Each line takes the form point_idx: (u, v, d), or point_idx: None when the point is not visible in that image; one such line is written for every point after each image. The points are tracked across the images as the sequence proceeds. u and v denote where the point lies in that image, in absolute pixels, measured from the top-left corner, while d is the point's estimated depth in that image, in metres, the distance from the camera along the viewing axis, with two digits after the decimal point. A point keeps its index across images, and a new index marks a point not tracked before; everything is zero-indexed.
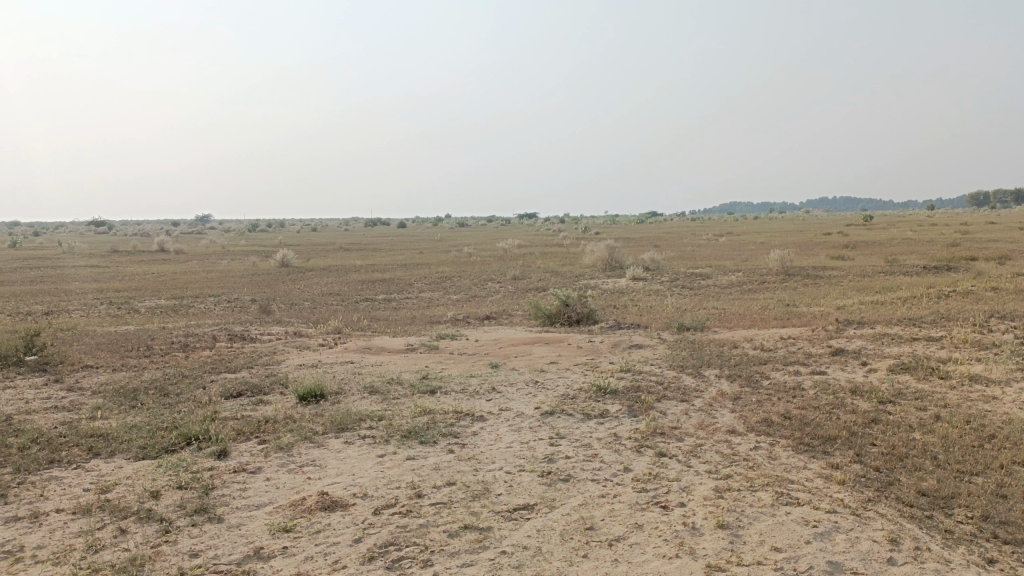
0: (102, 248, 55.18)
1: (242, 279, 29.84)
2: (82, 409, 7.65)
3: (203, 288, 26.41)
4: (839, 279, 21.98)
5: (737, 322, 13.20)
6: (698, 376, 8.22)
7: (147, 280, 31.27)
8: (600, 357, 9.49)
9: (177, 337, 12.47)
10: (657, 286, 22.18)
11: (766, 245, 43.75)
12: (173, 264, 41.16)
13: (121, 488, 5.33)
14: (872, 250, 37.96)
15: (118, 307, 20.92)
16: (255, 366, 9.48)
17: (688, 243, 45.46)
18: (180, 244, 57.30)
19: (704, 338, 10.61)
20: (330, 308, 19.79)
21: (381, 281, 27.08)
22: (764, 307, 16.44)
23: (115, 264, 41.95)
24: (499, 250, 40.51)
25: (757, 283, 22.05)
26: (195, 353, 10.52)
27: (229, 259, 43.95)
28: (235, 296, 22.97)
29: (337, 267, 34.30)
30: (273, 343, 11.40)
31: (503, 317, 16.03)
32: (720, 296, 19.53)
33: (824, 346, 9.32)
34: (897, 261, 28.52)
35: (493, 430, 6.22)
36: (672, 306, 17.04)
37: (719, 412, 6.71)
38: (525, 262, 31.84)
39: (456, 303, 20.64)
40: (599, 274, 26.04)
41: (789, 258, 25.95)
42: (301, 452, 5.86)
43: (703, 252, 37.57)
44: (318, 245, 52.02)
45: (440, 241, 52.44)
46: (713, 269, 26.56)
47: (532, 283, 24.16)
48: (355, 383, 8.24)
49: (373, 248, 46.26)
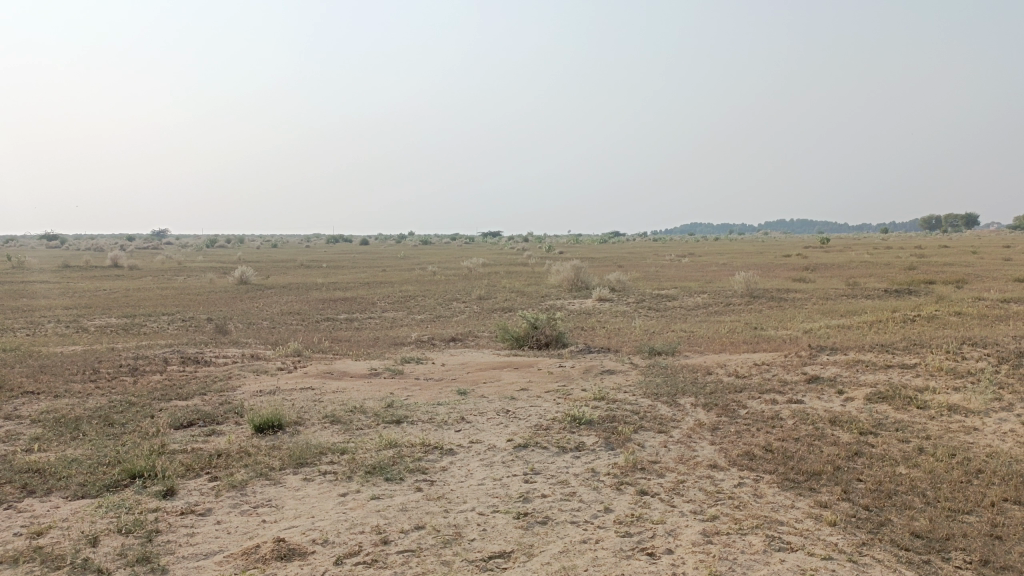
0: (53, 263, 53.51)
1: (198, 296, 28.99)
2: (18, 439, 7.08)
3: (157, 305, 25.54)
4: (803, 302, 22.09)
5: (708, 346, 13.05)
6: (674, 404, 7.97)
7: (99, 297, 30.20)
8: (572, 383, 9.20)
9: (126, 360, 11.85)
10: (624, 308, 22.05)
11: (729, 266, 44.14)
12: (126, 280, 39.96)
13: (55, 532, 4.84)
14: (833, 272, 38.49)
15: (65, 326, 20.04)
16: (209, 392, 8.97)
17: (652, 264, 45.69)
18: (135, 260, 55.86)
19: (676, 364, 10.40)
20: (290, 328, 19.21)
21: (343, 300, 26.55)
22: (732, 330, 16.37)
23: (65, 280, 40.55)
24: (463, 268, 40.16)
25: (723, 305, 22.06)
26: (145, 378, 9.97)
27: (185, 276, 42.83)
28: (190, 314, 22.21)
29: (297, 285, 33.60)
30: (230, 366, 10.88)
31: (469, 339, 15.69)
32: (687, 318, 19.45)
33: (800, 374, 9.17)
34: (858, 283, 28.91)
35: (463, 465, 5.87)
36: (639, 329, 16.87)
37: (699, 445, 6.45)
38: (490, 281, 31.54)
39: (420, 323, 20.23)
40: (564, 294, 25.86)
41: (753, 279, 26.10)
42: (257, 491, 5.42)
43: (667, 273, 37.73)
44: (279, 262, 51.13)
45: (403, 258, 51.91)
46: (679, 291, 26.56)
47: (498, 304, 23.86)
48: (315, 412, 7.81)
49: (335, 266, 45.57)
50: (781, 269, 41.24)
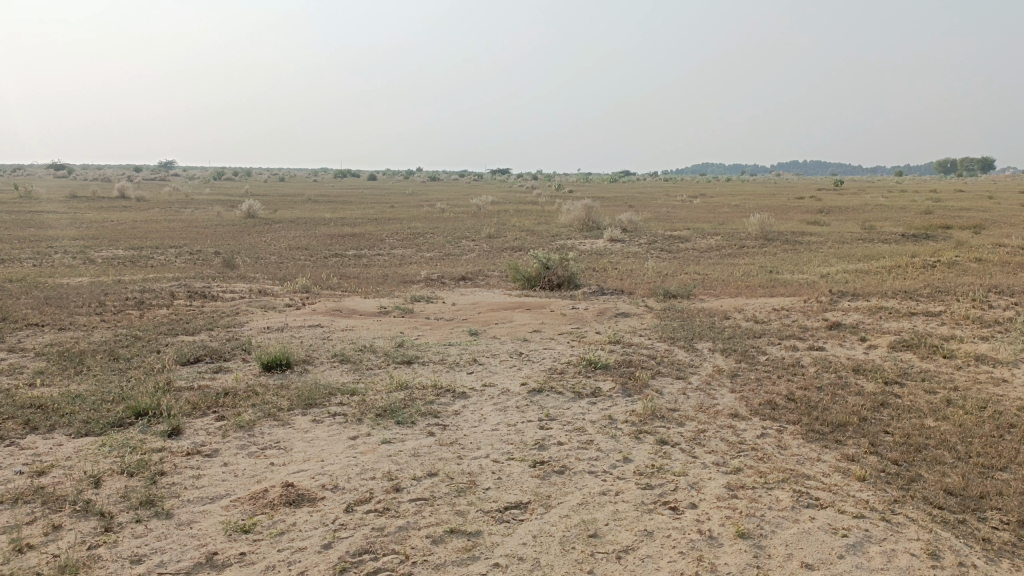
0: (60, 193, 53.21)
1: (205, 230, 28.74)
2: (22, 373, 6.93)
3: (164, 238, 25.30)
4: (819, 245, 21.74)
5: (723, 289, 12.80)
6: (691, 349, 7.76)
7: (106, 228, 29.97)
8: (586, 326, 8.99)
9: (133, 293, 11.69)
10: (636, 249, 21.73)
11: (741, 208, 43.56)
12: (134, 212, 39.72)
13: (57, 472, 4.70)
14: (847, 215, 37.94)
15: (72, 257, 19.89)
16: (215, 328, 8.80)
17: (663, 204, 45.12)
18: (143, 191, 55.53)
19: (692, 308, 10.16)
20: (298, 263, 19.00)
21: (351, 236, 26.29)
22: (746, 273, 16.10)
23: (72, 211, 40.33)
24: (472, 205, 39.72)
25: (737, 248, 21.72)
26: (151, 312, 9.79)
27: (192, 208, 42.51)
28: (198, 248, 22.00)
29: (305, 220, 33.32)
30: (237, 301, 10.70)
31: (479, 277, 15.47)
32: (700, 260, 19.16)
33: (820, 320, 8.93)
34: (874, 227, 28.46)
35: (477, 409, 5.69)
36: (652, 270, 16.60)
37: (719, 393, 6.25)
38: (500, 219, 31.16)
39: (430, 261, 20.00)
40: (575, 234, 25.52)
41: (768, 222, 25.68)
42: (264, 432, 5.26)
43: (679, 214, 37.23)
44: (286, 196, 50.69)
45: (412, 195, 51.41)
46: (691, 232, 26.16)
47: (508, 242, 23.57)
48: (324, 350, 7.63)
49: (343, 201, 45.14)
50: (794, 211, 40.67)
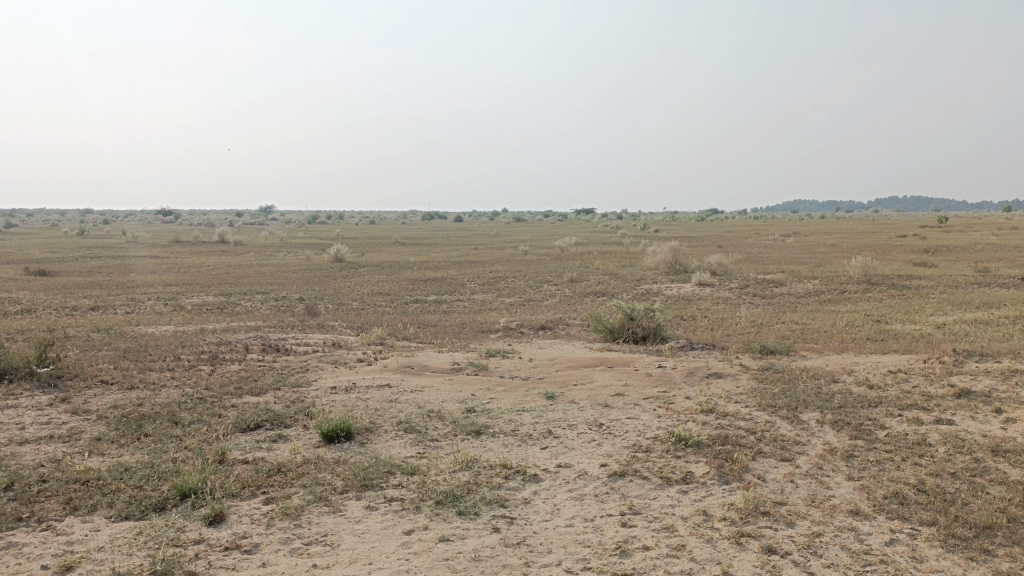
0: (164, 238, 55.95)
1: (293, 275, 29.26)
2: (81, 438, 6.68)
3: (252, 284, 25.79)
4: (928, 291, 20.13)
5: (826, 344, 11.70)
6: (796, 421, 6.86)
7: (200, 274, 30.93)
8: (674, 388, 8.18)
9: (208, 346, 11.57)
10: (726, 294, 20.65)
11: (838, 248, 41.49)
12: (229, 257, 41.12)
13: (87, 564, 4.28)
14: (957, 255, 35.56)
15: (164, 305, 20.36)
16: (282, 387, 8.43)
17: (753, 244, 43.52)
18: (240, 235, 57.75)
19: (793, 367, 9.20)
20: (378, 311, 18.82)
21: (433, 280, 26.15)
22: (850, 324, 14.84)
23: (173, 256, 42.16)
24: (555, 247, 39.31)
25: (836, 293, 20.33)
26: (222, 368, 9.56)
27: (283, 253, 43.67)
28: (282, 294, 22.22)
29: (389, 264, 33.55)
30: (309, 356, 10.36)
31: (560, 327, 14.80)
32: (797, 307, 17.95)
33: (946, 387, 7.83)
34: (990, 269, 26.28)
35: (550, 498, 5.00)
36: (745, 320, 15.54)
37: (832, 481, 5.36)
38: (584, 262, 30.53)
39: (511, 308, 19.49)
40: (662, 278, 24.57)
41: (870, 264, 24.10)
42: (312, 522, 4.72)
43: (772, 254, 35.62)
44: (374, 239, 51.76)
45: (495, 236, 51.54)
46: (786, 275, 24.80)
47: (591, 287, 22.85)
48: (389, 416, 7.12)
49: (428, 244, 45.55)
50: (897, 251, 38.36)
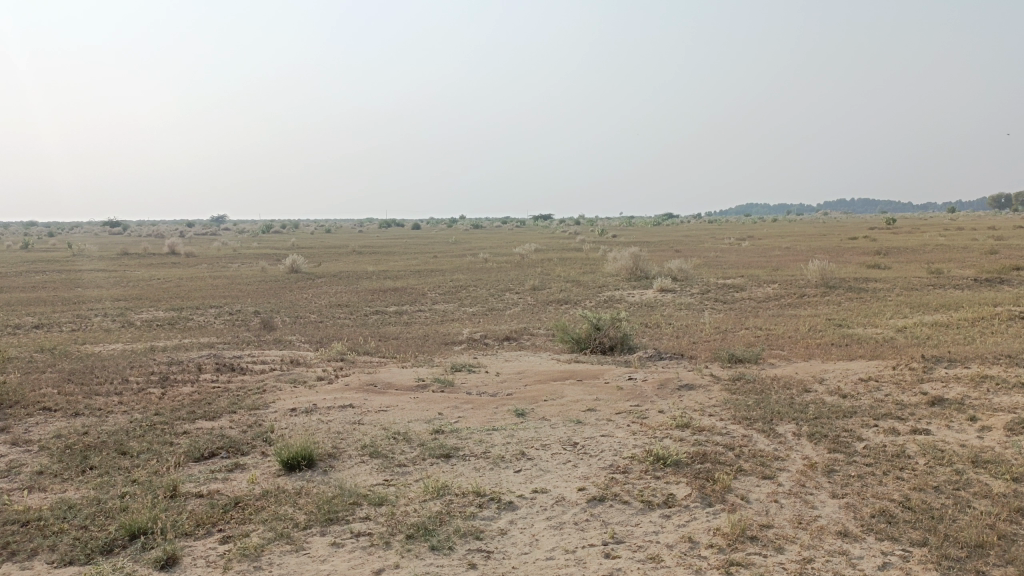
0: (113, 250, 54.35)
1: (248, 287, 28.53)
2: (20, 472, 6.21)
3: (205, 297, 25.01)
4: (885, 293, 20.41)
5: (793, 351, 11.67)
6: (773, 435, 6.71)
7: (151, 287, 29.98)
8: (647, 402, 7.99)
9: (159, 365, 11.04)
10: (688, 300, 20.65)
11: (793, 251, 42.12)
12: (182, 269, 40.05)
13: None
14: (908, 257, 36.38)
15: (112, 321, 19.59)
16: (238, 410, 8.02)
17: (710, 249, 43.94)
18: (193, 246, 56.42)
19: (765, 377, 9.08)
20: (337, 323, 18.36)
21: (393, 290, 25.73)
22: (813, 329, 14.90)
23: (122, 269, 40.93)
24: (516, 254, 39.15)
25: (797, 297, 20.48)
26: (174, 390, 9.08)
27: (238, 263, 42.68)
28: (237, 307, 21.58)
29: (347, 274, 33.01)
30: (266, 375, 9.93)
31: (525, 338, 14.57)
32: (759, 312, 18.01)
33: (918, 395, 7.78)
34: (942, 270, 26.85)
35: (527, 528, 4.74)
36: (709, 327, 15.50)
37: (817, 500, 5.20)
38: (545, 269, 30.39)
39: (474, 318, 19.20)
40: (623, 284, 24.53)
41: (828, 268, 24.40)
42: (273, 563, 4.38)
43: (730, 259, 35.96)
44: (331, 248, 51.03)
45: (454, 243, 51.21)
46: (746, 280, 24.98)
47: (553, 295, 22.68)
48: (353, 440, 6.78)
49: (387, 252, 45.02)
50: (851, 254, 39.08)
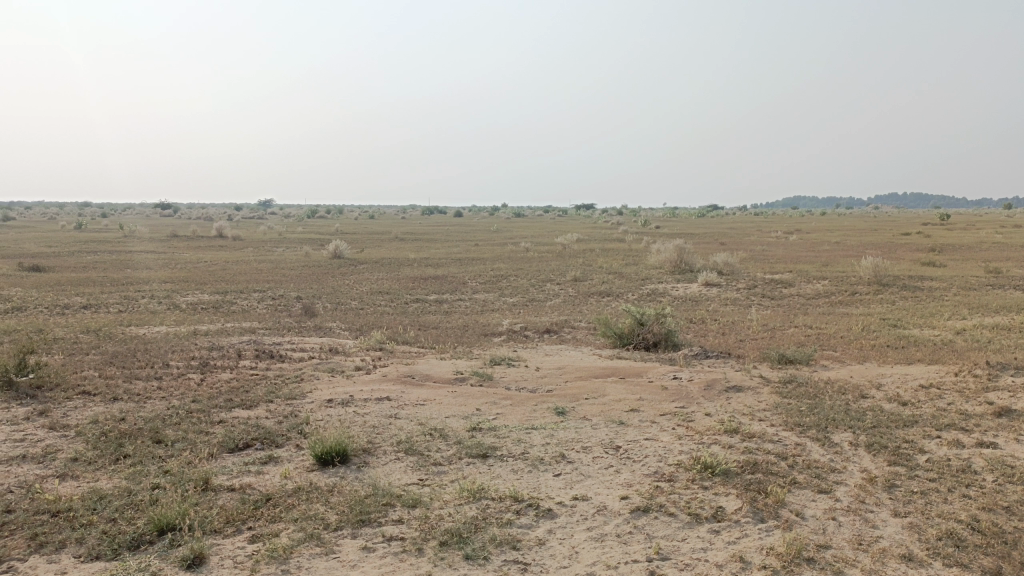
0: (163, 232, 55.52)
1: (291, 272, 28.73)
2: (56, 458, 6.17)
3: (249, 281, 25.22)
4: (942, 293, 19.64)
5: (845, 352, 11.19)
6: (827, 445, 6.35)
7: (196, 270, 30.38)
8: (693, 403, 7.67)
9: (199, 350, 11.05)
10: (734, 295, 20.14)
11: (843, 246, 41.02)
12: (227, 252, 40.61)
13: None
14: (965, 254, 35.12)
15: (158, 303, 19.87)
16: (275, 399, 7.92)
17: (756, 242, 43.08)
18: (239, 230, 57.28)
19: (817, 380, 8.68)
20: (377, 311, 18.30)
21: (434, 278, 25.64)
22: (866, 329, 14.34)
23: (170, 251, 41.74)
24: (558, 244, 38.81)
25: (848, 295, 19.82)
26: (212, 377, 9.03)
27: (282, 248, 43.11)
28: (279, 293, 21.69)
29: (389, 260, 33.09)
30: (304, 363, 9.84)
31: (566, 331, 14.30)
32: (809, 310, 17.45)
33: (984, 405, 7.32)
34: (1002, 270, 25.81)
35: (567, 539, 4.50)
36: (756, 324, 15.04)
37: (877, 520, 4.86)
38: (587, 260, 30.03)
39: (514, 308, 19.00)
40: (667, 277, 24.08)
41: (881, 264, 23.62)
42: (302, 567, 4.22)
43: (777, 253, 35.12)
44: (374, 234, 51.35)
45: (496, 232, 51.11)
46: (795, 275, 24.31)
47: (595, 286, 22.35)
48: (388, 435, 6.61)
49: (429, 240, 45.03)
50: (904, 250, 37.88)
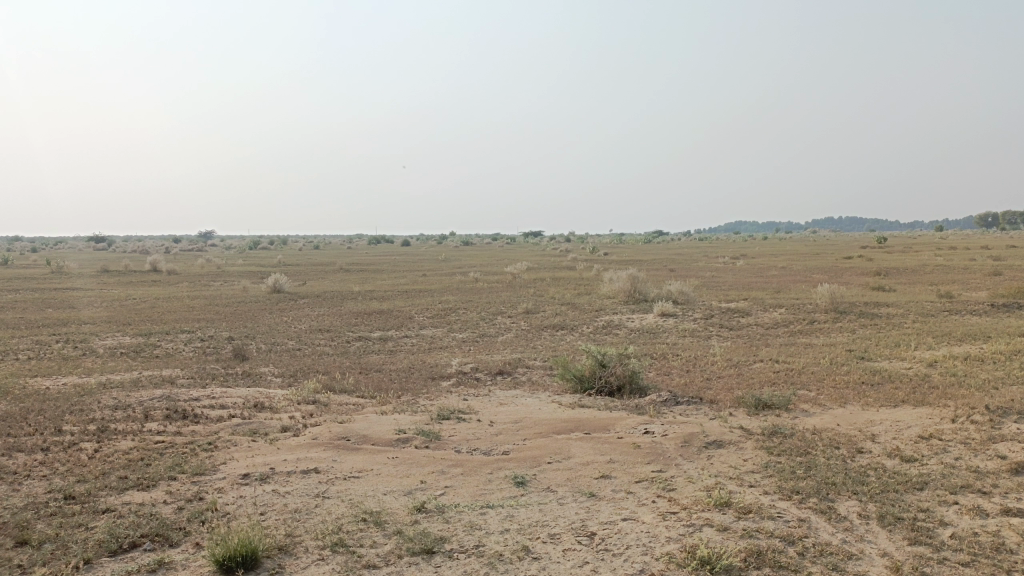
0: (93, 267, 52.85)
1: (226, 309, 27.09)
2: None
3: (178, 320, 23.54)
4: (901, 321, 19.29)
5: (822, 393, 10.37)
6: (835, 520, 5.42)
7: (122, 309, 28.45)
8: (671, 466, 6.67)
9: (102, 409, 9.65)
10: (692, 327, 19.43)
11: (792, 271, 41.19)
12: (159, 288, 38.52)
13: None
14: (912, 278, 35.52)
15: (73, 348, 18.17)
16: (179, 476, 6.67)
17: (706, 268, 43.01)
18: (176, 264, 54.94)
19: (804, 433, 7.79)
20: (315, 352, 17.02)
21: (379, 313, 24.41)
22: (835, 363, 13.67)
23: (99, 287, 39.57)
24: (507, 273, 37.92)
25: (807, 324, 19.31)
26: (110, 447, 7.71)
27: (220, 283, 41.22)
28: (210, 334, 20.16)
29: (332, 294, 31.64)
30: (222, 424, 8.56)
31: (520, 372, 13.25)
32: (770, 342, 16.81)
33: (996, 460, 6.52)
34: (953, 294, 25.85)
35: None
36: (721, 360, 14.21)
37: None
38: (538, 290, 29.17)
39: (464, 345, 17.89)
40: (622, 308, 23.27)
41: (837, 291, 23.34)
42: None
43: (728, 280, 34.77)
44: (318, 265, 49.68)
45: (444, 261, 50.02)
46: (751, 303, 23.82)
47: (548, 319, 21.39)
48: (313, 525, 5.43)
49: (375, 271, 43.66)
50: (851, 274, 37.98)
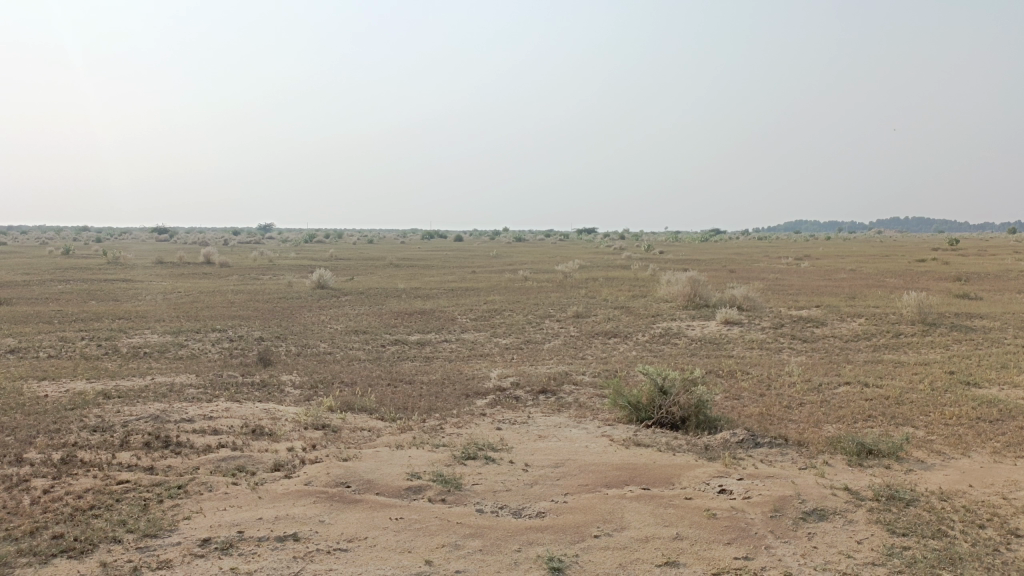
0: (148, 259, 52.99)
1: (265, 305, 26.10)
2: None
3: (213, 317, 22.56)
4: (1001, 337, 16.99)
5: (935, 434, 8.47)
6: None
7: (162, 303, 27.74)
8: (760, 551, 4.98)
9: (80, 430, 8.38)
10: (760, 338, 17.48)
11: (863, 275, 38.46)
12: (205, 281, 37.97)
13: None
14: (1001, 285, 32.60)
15: (97, 347, 17.25)
16: (126, 541, 5.28)
17: (770, 270, 40.53)
18: (228, 256, 54.68)
19: (932, 501, 5.99)
20: (346, 358, 15.69)
21: (420, 313, 23.04)
22: (937, 390, 11.66)
23: (148, 278, 39.39)
24: (558, 271, 36.26)
25: (893, 338, 17.16)
26: (61, 487, 6.38)
27: (267, 276, 40.53)
28: (240, 334, 19.05)
29: (375, 291, 30.43)
30: (204, 458, 7.17)
31: (565, 391, 11.57)
32: (853, 359, 14.79)
33: None
34: None
35: None
36: (799, 381, 12.32)
37: None
38: (590, 291, 27.42)
39: (507, 354, 16.30)
40: (681, 314, 21.37)
41: (923, 299, 21.03)
42: None
43: (794, 283, 32.36)
44: (367, 260, 48.83)
45: (495, 258, 48.54)
46: (824, 311, 21.67)
47: (600, 325, 19.65)
48: None
49: (423, 266, 42.41)
50: (929, 280, 35.09)
